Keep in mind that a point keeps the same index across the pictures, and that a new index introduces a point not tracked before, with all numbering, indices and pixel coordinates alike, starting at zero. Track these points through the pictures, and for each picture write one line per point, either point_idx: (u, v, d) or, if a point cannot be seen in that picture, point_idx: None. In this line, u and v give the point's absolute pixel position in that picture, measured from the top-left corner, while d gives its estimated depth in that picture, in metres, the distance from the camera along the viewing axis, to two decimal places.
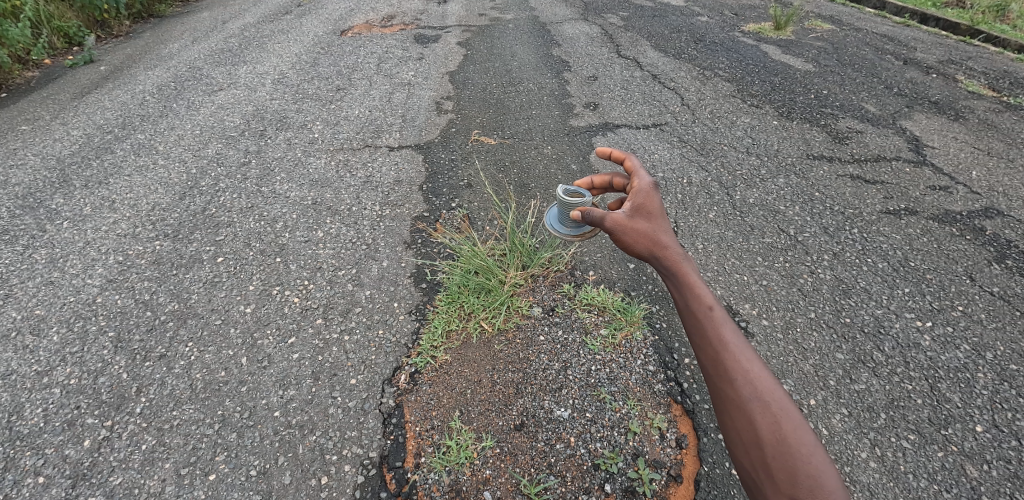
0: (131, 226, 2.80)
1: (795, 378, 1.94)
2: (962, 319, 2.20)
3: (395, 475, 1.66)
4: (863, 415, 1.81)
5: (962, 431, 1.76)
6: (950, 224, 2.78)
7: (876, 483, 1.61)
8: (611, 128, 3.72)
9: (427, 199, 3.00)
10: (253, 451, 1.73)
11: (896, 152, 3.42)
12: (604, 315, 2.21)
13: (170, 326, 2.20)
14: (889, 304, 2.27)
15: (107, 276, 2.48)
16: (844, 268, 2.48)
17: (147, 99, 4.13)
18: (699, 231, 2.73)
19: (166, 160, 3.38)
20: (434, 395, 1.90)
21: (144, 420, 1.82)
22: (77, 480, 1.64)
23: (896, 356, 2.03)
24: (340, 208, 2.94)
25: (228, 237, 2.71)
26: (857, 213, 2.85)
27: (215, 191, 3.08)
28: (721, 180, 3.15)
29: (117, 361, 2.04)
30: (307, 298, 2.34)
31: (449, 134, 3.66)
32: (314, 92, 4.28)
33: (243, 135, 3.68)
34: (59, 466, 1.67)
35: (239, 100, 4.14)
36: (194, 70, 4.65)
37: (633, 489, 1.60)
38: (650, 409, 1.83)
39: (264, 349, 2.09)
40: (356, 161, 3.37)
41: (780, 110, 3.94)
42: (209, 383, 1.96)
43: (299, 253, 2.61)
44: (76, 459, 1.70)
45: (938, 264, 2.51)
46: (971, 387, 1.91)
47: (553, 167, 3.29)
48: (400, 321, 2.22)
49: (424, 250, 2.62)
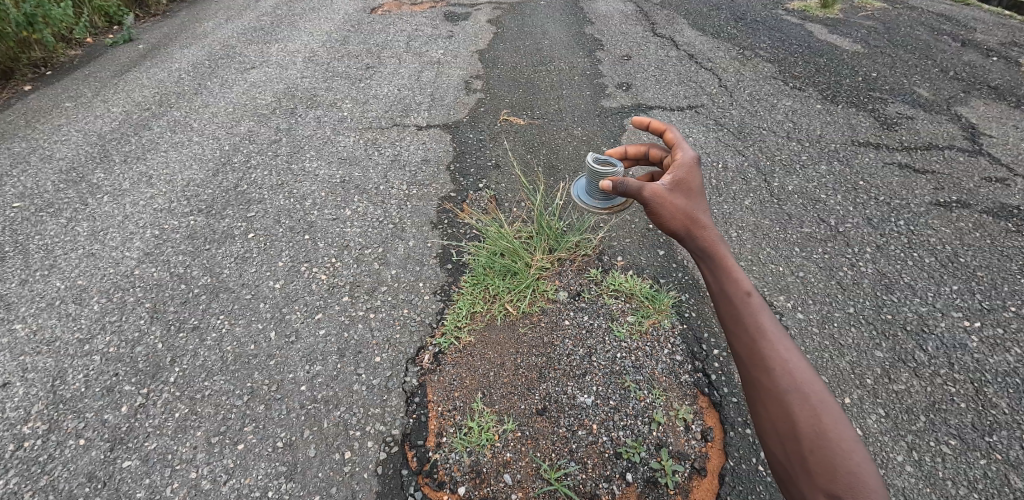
0: (167, 201, 2.87)
1: (830, 375, 1.87)
2: (1014, 321, 2.06)
3: (417, 453, 1.68)
4: (901, 417, 1.73)
5: (1007, 439, 1.65)
6: (1005, 219, 2.60)
7: (911, 487, 1.54)
8: (644, 109, 3.60)
9: (454, 179, 2.98)
10: (280, 424, 1.77)
11: (950, 140, 3.21)
12: (632, 302, 2.17)
13: (203, 299, 2.26)
14: (934, 302, 2.16)
15: (144, 249, 2.55)
16: (888, 261, 2.36)
17: (183, 77, 4.21)
18: (733, 218, 2.64)
19: (200, 137, 3.45)
20: (457, 376, 1.91)
21: (178, 390, 1.89)
22: (116, 444, 1.72)
23: (939, 356, 1.93)
24: (367, 186, 2.95)
25: (259, 214, 2.76)
26: (904, 204, 2.70)
27: (246, 169, 3.13)
28: (758, 165, 3.03)
29: (154, 331, 2.12)
30: (334, 276, 2.37)
31: (478, 113, 3.62)
32: (344, 70, 4.28)
33: (274, 113, 3.71)
34: (99, 430, 1.75)
35: (271, 79, 4.18)
36: (228, 49, 4.70)
37: (655, 480, 1.57)
38: (675, 400, 1.79)
39: (292, 324, 2.14)
40: (384, 140, 3.37)
41: (824, 93, 3.74)
42: (240, 355, 2.01)
43: (326, 231, 2.64)
44: (114, 424, 1.78)
45: (990, 262, 2.35)
46: (1020, 393, 1.80)
47: (583, 148, 3.22)
48: (425, 301, 2.23)
49: (450, 230, 2.62)
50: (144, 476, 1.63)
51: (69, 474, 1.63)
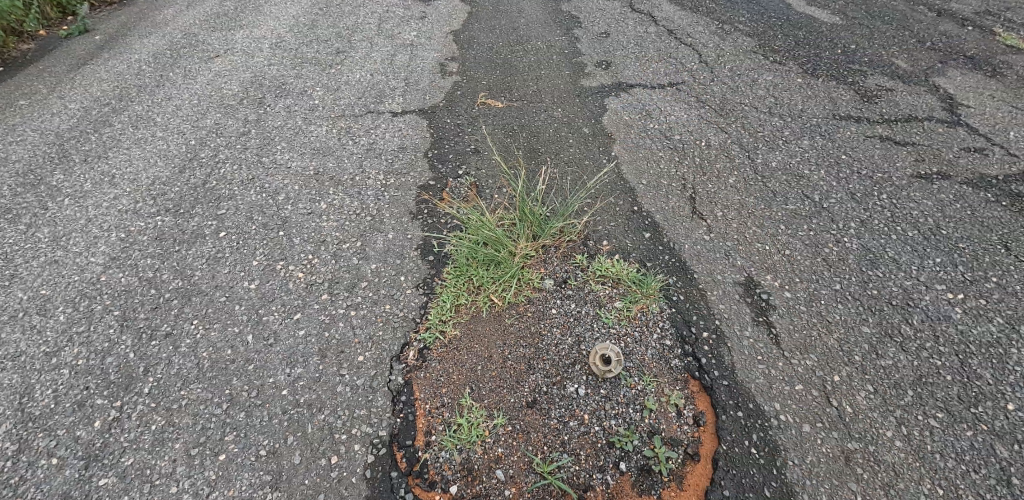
0: (132, 202, 2.73)
1: (818, 353, 1.88)
2: (996, 292, 2.09)
3: (406, 454, 1.64)
4: (889, 392, 1.74)
5: (992, 409, 1.68)
6: (985, 189, 2.62)
7: (901, 463, 1.55)
8: (624, 88, 3.53)
9: (433, 166, 2.89)
10: (262, 431, 1.71)
11: (929, 111, 3.21)
12: (619, 287, 2.14)
13: (175, 304, 2.16)
14: (918, 276, 2.17)
15: (110, 254, 2.43)
16: (872, 236, 2.36)
17: (143, 68, 3.99)
18: (718, 198, 2.61)
19: (165, 132, 3.28)
20: (444, 372, 1.86)
21: (153, 401, 1.81)
22: (90, 461, 1.63)
23: (924, 330, 1.94)
24: (343, 178, 2.85)
25: (230, 211, 2.65)
26: (886, 177, 2.70)
27: (214, 163, 2.99)
28: (741, 142, 3.00)
29: (124, 340, 2.02)
30: (312, 273, 2.28)
31: (455, 97, 3.50)
32: (313, 56, 4.11)
33: (242, 103, 3.55)
34: (72, 448, 1.67)
35: (237, 67, 3.98)
36: (190, 36, 4.47)
37: (649, 468, 1.55)
38: (666, 386, 1.77)
39: (270, 325, 2.06)
40: (358, 128, 3.24)
41: (804, 67, 3.72)
42: (217, 362, 1.93)
43: (302, 226, 2.54)
44: (88, 440, 1.69)
45: (971, 233, 2.37)
46: (1004, 363, 1.82)
47: (564, 130, 3.15)
48: (408, 296, 2.17)
49: (430, 221, 2.54)
50: (121, 494, 1.55)
51: (42, 496, 1.55)
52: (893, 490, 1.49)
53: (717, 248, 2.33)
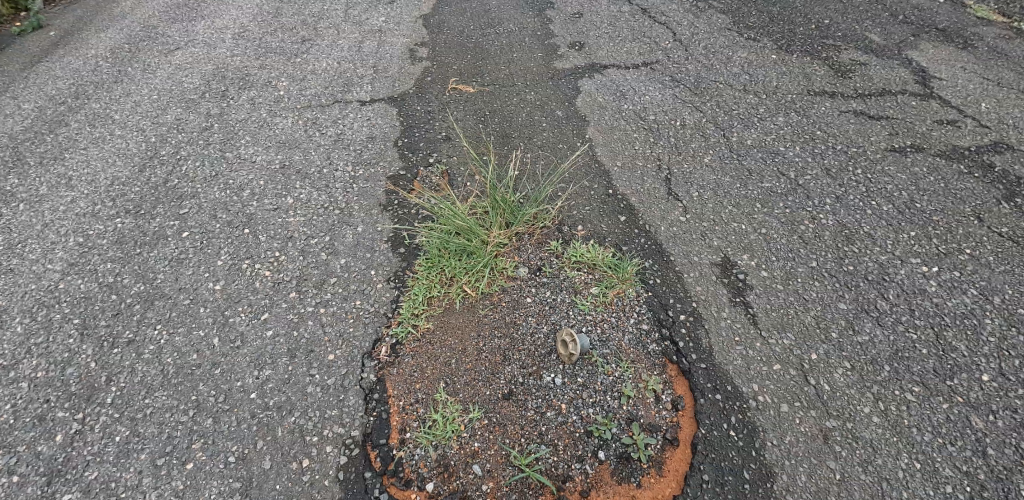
0: (90, 205, 2.60)
1: (796, 331, 1.86)
2: (969, 263, 2.09)
3: (380, 453, 1.58)
4: (866, 368, 1.74)
5: (967, 381, 1.68)
6: (958, 161, 2.63)
7: (879, 439, 1.54)
8: (598, 69, 3.46)
9: (403, 156, 2.81)
10: (230, 437, 1.63)
11: (902, 85, 3.21)
12: (594, 272, 2.10)
13: (137, 309, 2.06)
14: (894, 250, 2.16)
15: (68, 260, 2.30)
16: (848, 212, 2.35)
17: (100, 64, 3.80)
18: (694, 178, 2.58)
19: (123, 130, 3.13)
20: (418, 367, 1.81)
21: (116, 411, 1.71)
22: (53, 477, 1.53)
23: (900, 304, 1.94)
24: (310, 171, 2.75)
25: (193, 210, 2.53)
26: (860, 152, 2.70)
27: (176, 161, 2.87)
28: (716, 120, 2.96)
29: (85, 350, 1.91)
30: (279, 271, 2.20)
31: (425, 83, 3.40)
32: (277, 45, 3.95)
33: (204, 97, 3.40)
34: (33, 464, 1.55)
35: (198, 60, 3.82)
36: (149, 29, 4.26)
37: (628, 455, 1.53)
38: (644, 371, 1.75)
39: (236, 327, 1.98)
40: (326, 119, 3.13)
41: (778, 43, 3.68)
42: (182, 367, 1.84)
43: (268, 222, 2.44)
44: (49, 455, 1.58)
45: (945, 205, 2.38)
46: (977, 334, 1.83)
47: (537, 114, 3.08)
48: (379, 290, 2.10)
49: (401, 212, 2.47)
50: None
51: None
52: (872, 466, 1.48)
53: (693, 229, 2.30)
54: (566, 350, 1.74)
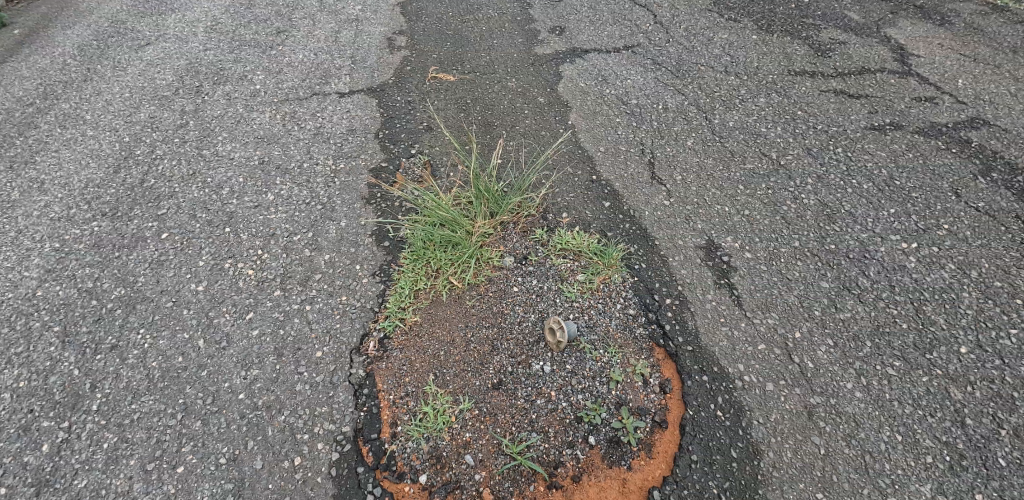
0: (64, 208, 2.53)
1: (779, 311, 1.89)
2: (947, 239, 2.13)
3: (372, 448, 1.58)
4: (849, 345, 1.77)
5: (946, 353, 1.72)
6: (936, 138, 2.66)
7: (862, 413, 1.58)
8: (579, 53, 3.43)
9: (385, 147, 2.77)
10: (220, 439, 1.62)
11: (881, 63, 3.23)
12: (580, 259, 2.10)
13: (119, 314, 2.02)
14: (874, 227, 2.20)
15: (45, 267, 2.24)
16: (829, 191, 2.38)
17: (68, 63, 3.67)
18: (677, 161, 2.58)
19: (96, 130, 3.04)
20: (406, 360, 1.80)
21: (102, 418, 1.68)
22: (41, 487, 1.50)
23: (880, 280, 1.98)
24: (290, 166, 2.70)
25: (172, 210, 2.48)
26: (841, 131, 2.72)
27: (152, 160, 2.80)
28: (698, 103, 2.96)
29: (67, 357, 1.87)
30: (262, 269, 2.17)
31: (404, 73, 3.35)
32: (252, 38, 3.86)
33: (178, 94, 3.31)
34: (19, 476, 1.52)
35: (170, 55, 3.71)
36: (118, 24, 4.12)
37: (617, 439, 1.55)
38: (632, 356, 1.76)
39: (221, 328, 1.95)
40: (304, 112, 3.07)
41: (759, 23, 3.68)
42: (167, 371, 1.82)
43: (249, 220, 2.40)
44: (36, 466, 1.55)
45: (924, 182, 2.41)
46: (955, 307, 1.87)
47: (519, 101, 3.05)
48: (365, 285, 2.09)
49: (384, 206, 2.44)
50: None
51: None
52: (855, 440, 1.52)
53: (677, 213, 2.31)
54: (555, 338, 1.75)
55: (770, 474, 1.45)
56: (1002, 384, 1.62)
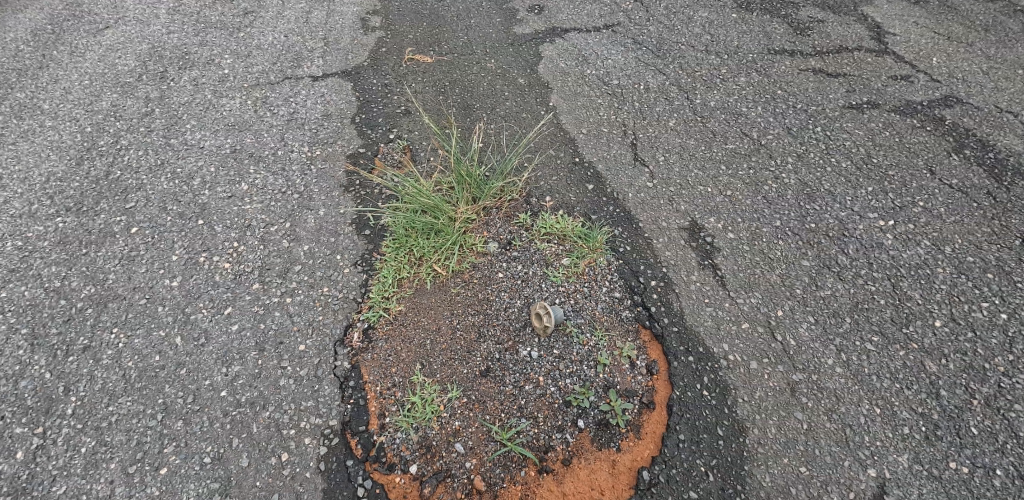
0: (25, 204, 2.41)
1: (762, 290, 1.92)
2: (922, 215, 2.18)
3: (360, 441, 1.57)
4: (829, 322, 1.81)
5: (921, 327, 1.77)
6: (911, 115, 2.71)
7: (842, 387, 1.62)
8: (559, 33, 3.37)
9: (362, 133, 2.70)
10: (203, 438, 1.58)
11: (858, 41, 3.25)
12: (565, 243, 2.09)
13: (90, 313, 1.95)
14: (853, 205, 2.23)
15: (7, 266, 2.14)
16: (808, 170, 2.41)
17: (20, 49, 3.46)
18: (659, 142, 2.58)
19: (55, 121, 2.88)
20: (392, 351, 1.78)
21: (78, 422, 1.62)
22: (17, 495, 1.45)
23: (859, 258, 2.02)
24: (264, 154, 2.61)
25: (141, 203, 2.38)
26: (820, 110, 2.74)
27: (117, 151, 2.67)
28: (679, 83, 2.94)
29: (36, 360, 1.79)
30: (239, 263, 2.11)
31: (380, 55, 3.24)
32: (217, 19, 3.68)
33: (142, 80, 3.15)
34: None
35: (131, 38, 3.52)
36: (72, 7, 3.89)
37: (606, 422, 1.56)
38: (618, 339, 1.77)
39: (199, 324, 1.89)
40: (276, 98, 2.96)
41: (738, 2, 3.66)
42: (144, 371, 1.76)
43: (223, 212, 2.33)
44: (10, 474, 1.49)
45: (900, 159, 2.45)
46: (930, 282, 1.92)
47: (499, 83, 2.99)
48: (347, 276, 2.04)
49: (363, 193, 2.39)
50: None
51: None
52: (836, 414, 1.56)
53: (661, 195, 2.31)
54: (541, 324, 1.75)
55: (756, 450, 1.48)
56: (974, 356, 1.68)
